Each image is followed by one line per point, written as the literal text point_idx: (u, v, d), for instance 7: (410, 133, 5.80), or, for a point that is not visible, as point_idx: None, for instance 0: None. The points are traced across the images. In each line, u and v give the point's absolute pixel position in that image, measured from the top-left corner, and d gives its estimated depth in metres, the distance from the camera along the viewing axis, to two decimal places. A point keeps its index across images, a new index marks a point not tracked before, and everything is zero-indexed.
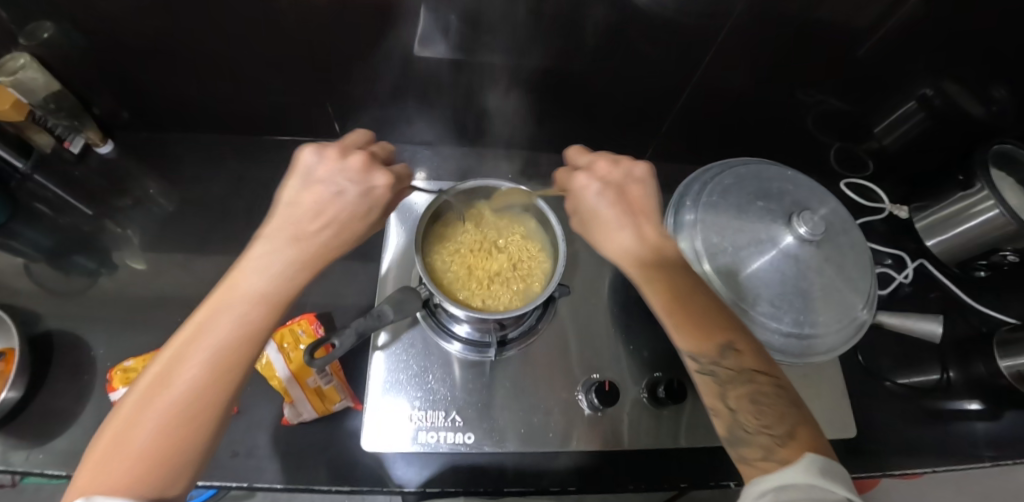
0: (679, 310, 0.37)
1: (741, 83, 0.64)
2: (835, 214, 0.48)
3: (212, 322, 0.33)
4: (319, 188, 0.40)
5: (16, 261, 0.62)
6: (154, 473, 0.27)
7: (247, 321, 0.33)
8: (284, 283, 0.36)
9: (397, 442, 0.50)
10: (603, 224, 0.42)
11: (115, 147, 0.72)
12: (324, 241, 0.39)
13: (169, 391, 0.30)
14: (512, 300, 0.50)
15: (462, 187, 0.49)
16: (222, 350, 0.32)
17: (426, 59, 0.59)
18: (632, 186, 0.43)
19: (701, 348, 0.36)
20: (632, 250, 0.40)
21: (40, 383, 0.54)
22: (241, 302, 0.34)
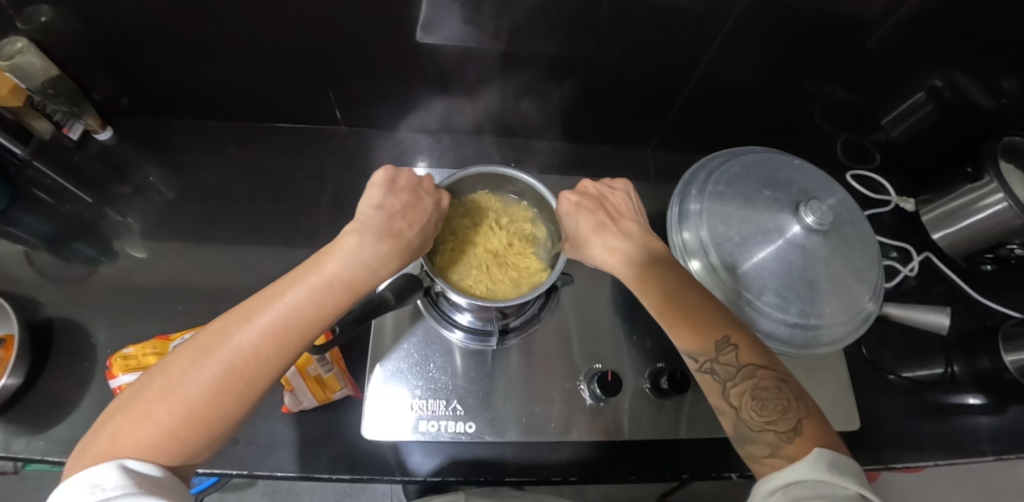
0: (673, 310, 0.38)
1: (748, 72, 0.63)
2: (842, 204, 0.47)
3: (285, 296, 0.35)
4: (403, 196, 0.43)
5: (16, 249, 0.62)
6: (191, 429, 0.30)
7: (319, 303, 0.35)
8: (362, 271, 0.38)
9: (397, 430, 0.50)
10: (592, 229, 0.45)
11: (115, 134, 0.72)
12: (409, 238, 0.42)
13: (230, 355, 0.32)
14: (511, 292, 0.49)
15: (476, 175, 0.49)
16: (287, 327, 0.34)
17: (429, 46, 0.58)
18: (612, 197, 0.49)
19: (700, 348, 0.37)
20: (619, 253, 0.43)
21: (40, 369, 0.54)
22: (319, 283, 0.36)
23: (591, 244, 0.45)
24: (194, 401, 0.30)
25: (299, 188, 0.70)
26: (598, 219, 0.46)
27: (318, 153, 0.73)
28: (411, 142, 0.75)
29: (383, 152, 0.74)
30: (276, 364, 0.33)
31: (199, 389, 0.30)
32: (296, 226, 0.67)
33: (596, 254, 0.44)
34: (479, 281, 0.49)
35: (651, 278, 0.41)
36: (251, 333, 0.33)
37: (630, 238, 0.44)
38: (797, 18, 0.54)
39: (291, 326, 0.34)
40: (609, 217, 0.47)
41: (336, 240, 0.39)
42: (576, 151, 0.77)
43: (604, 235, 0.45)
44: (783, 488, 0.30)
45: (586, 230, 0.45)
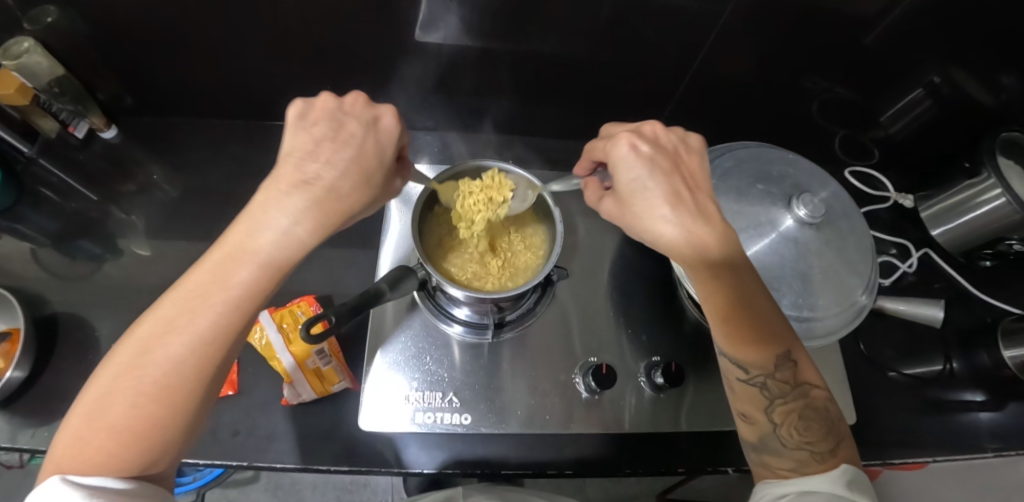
0: (736, 315, 0.36)
1: (745, 69, 0.63)
2: (836, 197, 0.47)
3: (203, 294, 0.32)
4: (323, 128, 0.38)
5: (23, 245, 0.63)
6: (134, 444, 0.28)
7: (239, 296, 0.32)
8: (283, 249, 0.34)
9: (395, 422, 0.50)
10: (669, 200, 0.38)
11: (119, 133, 0.73)
12: (331, 183, 0.36)
13: (152, 365, 0.30)
14: (493, 285, 0.50)
15: (473, 164, 0.50)
16: (210, 327, 0.31)
17: (427, 45, 0.59)
18: (689, 157, 0.41)
19: (758, 361, 0.36)
20: (693, 238, 0.37)
21: (45, 363, 0.55)
22: (237, 275, 0.32)
23: (657, 214, 0.38)
24: (123, 417, 0.28)
25: None
26: (673, 187, 0.38)
27: None
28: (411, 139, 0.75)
29: None
30: (205, 365, 0.31)
31: (126, 404, 0.29)
32: None
33: (663, 226, 0.37)
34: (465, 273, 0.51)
35: (724, 279, 0.37)
36: (173, 339, 0.30)
37: (709, 220, 0.37)
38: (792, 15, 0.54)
39: (217, 325, 0.31)
40: (688, 189, 0.39)
41: (244, 217, 0.35)
42: (574, 147, 0.78)
43: (681, 211, 0.37)
44: (796, 495, 0.32)
45: (662, 197, 0.38)
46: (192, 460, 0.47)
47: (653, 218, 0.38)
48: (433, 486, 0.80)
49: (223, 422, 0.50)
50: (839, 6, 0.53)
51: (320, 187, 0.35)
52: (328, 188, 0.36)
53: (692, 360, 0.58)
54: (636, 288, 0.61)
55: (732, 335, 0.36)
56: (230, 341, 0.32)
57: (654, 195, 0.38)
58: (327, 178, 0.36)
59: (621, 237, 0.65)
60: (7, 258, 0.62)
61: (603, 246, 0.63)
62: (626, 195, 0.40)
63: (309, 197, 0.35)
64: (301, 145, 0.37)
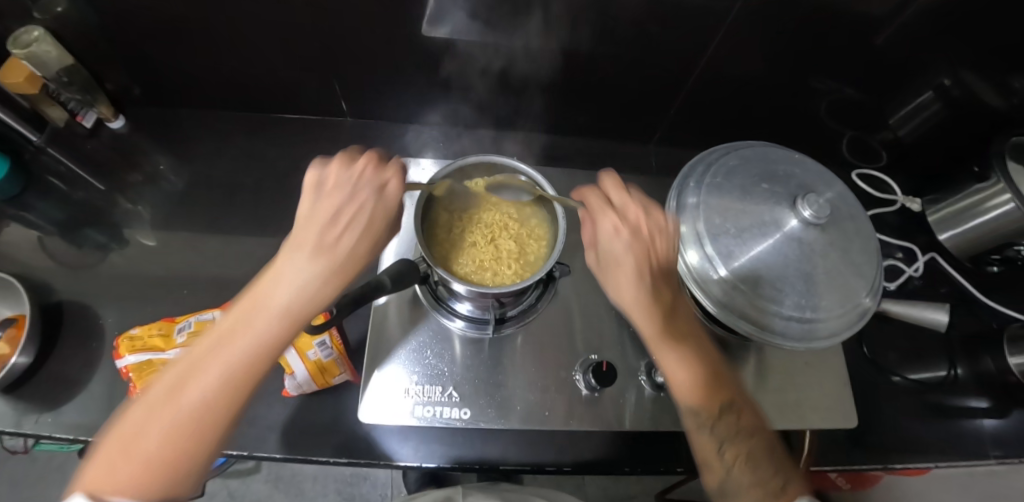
0: (687, 368, 0.39)
1: (752, 68, 0.63)
2: (842, 199, 0.46)
3: (229, 335, 0.33)
4: (344, 194, 0.38)
5: (31, 233, 0.64)
6: (158, 483, 0.28)
7: (266, 339, 0.33)
8: (306, 297, 0.35)
9: (394, 415, 0.50)
10: (635, 280, 0.39)
11: (126, 123, 0.73)
12: (350, 247, 0.37)
13: (177, 402, 0.30)
14: (510, 279, 0.50)
15: (466, 162, 0.49)
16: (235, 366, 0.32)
17: (434, 40, 0.59)
18: (660, 237, 0.41)
19: (709, 410, 0.38)
20: (653, 303, 0.39)
21: (49, 350, 0.55)
22: (266, 317, 0.33)
23: (613, 287, 0.41)
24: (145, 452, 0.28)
25: (303, 178, 0.71)
26: (641, 265, 0.40)
27: (325, 144, 0.74)
28: (416, 134, 0.76)
29: (389, 144, 0.75)
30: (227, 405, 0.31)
31: (152, 440, 0.29)
32: None
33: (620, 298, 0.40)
34: (466, 265, 0.51)
35: (674, 335, 0.40)
36: (202, 377, 0.31)
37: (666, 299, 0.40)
38: (801, 14, 0.54)
39: (246, 366, 0.32)
40: (657, 263, 0.41)
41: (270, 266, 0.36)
42: (579, 145, 0.78)
43: (643, 288, 0.39)
44: None
45: (621, 272, 0.40)
46: None
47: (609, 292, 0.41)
48: (433, 483, 0.80)
49: None
50: (849, 7, 0.52)
51: (339, 253, 0.36)
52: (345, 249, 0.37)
53: None
54: None
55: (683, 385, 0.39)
56: (251, 383, 0.32)
57: (619, 267, 0.40)
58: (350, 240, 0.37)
59: None
60: (14, 246, 0.62)
61: None
62: (599, 264, 0.42)
63: (332, 263, 0.36)
64: (326, 209, 0.37)
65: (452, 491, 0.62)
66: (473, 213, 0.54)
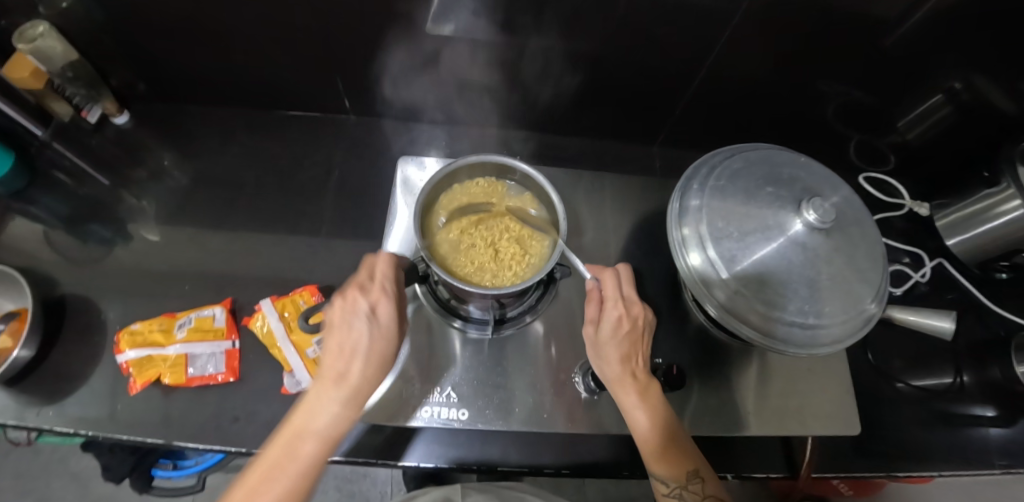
0: (657, 438, 0.43)
1: (759, 70, 0.62)
2: (848, 203, 0.46)
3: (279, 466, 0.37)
4: (352, 329, 0.42)
5: (36, 228, 0.64)
6: None
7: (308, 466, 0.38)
8: (335, 423, 0.39)
9: (391, 415, 0.50)
10: (620, 357, 0.45)
11: (131, 118, 0.73)
12: (359, 374, 0.41)
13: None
14: (511, 278, 0.50)
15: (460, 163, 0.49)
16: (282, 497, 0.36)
17: (438, 38, 0.58)
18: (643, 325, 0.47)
19: (672, 476, 0.43)
20: (630, 375, 0.45)
21: (52, 343, 0.56)
22: (306, 446, 0.38)
23: (596, 358, 0.46)
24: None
25: (305, 175, 0.71)
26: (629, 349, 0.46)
27: (328, 141, 0.74)
28: (419, 133, 0.76)
29: (392, 142, 0.75)
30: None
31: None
32: (303, 214, 0.68)
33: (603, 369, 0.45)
34: (464, 265, 0.50)
35: (649, 407, 0.44)
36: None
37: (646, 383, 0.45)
38: (811, 15, 0.53)
39: (292, 487, 0.37)
40: (638, 345, 0.47)
41: (306, 397, 0.41)
42: (583, 145, 0.78)
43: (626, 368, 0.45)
44: None
45: (608, 350, 0.45)
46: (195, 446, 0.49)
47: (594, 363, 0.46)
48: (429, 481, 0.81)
49: (225, 407, 0.52)
50: (861, 8, 0.52)
51: (350, 382, 0.40)
52: (361, 378, 0.41)
53: (694, 364, 0.57)
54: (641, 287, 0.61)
55: (654, 454, 0.43)
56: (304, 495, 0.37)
57: (607, 344, 0.45)
58: (362, 370, 0.41)
59: (627, 237, 0.64)
60: (20, 241, 0.63)
61: (608, 245, 0.63)
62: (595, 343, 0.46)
63: (346, 395, 0.40)
64: (339, 344, 0.41)
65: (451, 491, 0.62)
66: (472, 215, 0.53)
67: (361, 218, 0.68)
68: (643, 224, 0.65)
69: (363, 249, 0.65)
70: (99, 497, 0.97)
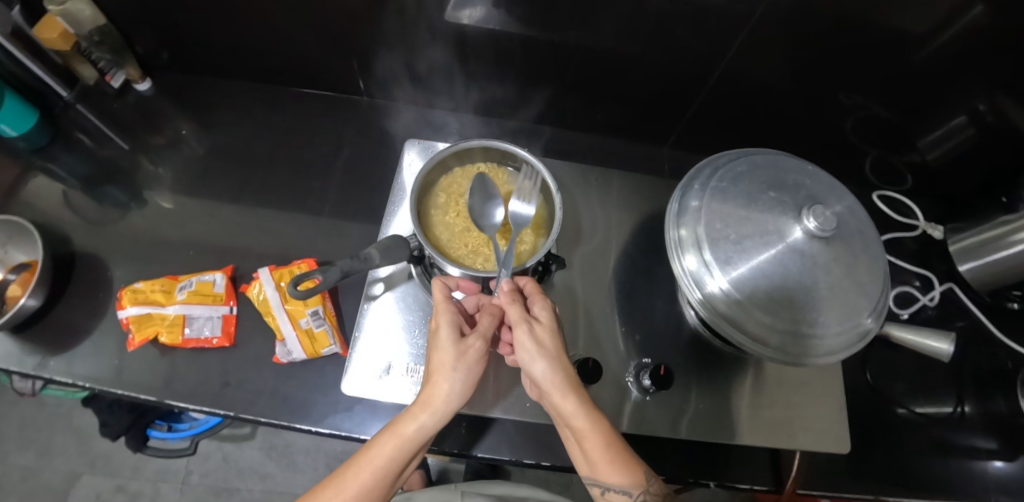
0: (615, 448, 0.40)
1: (776, 78, 0.61)
2: (851, 212, 0.44)
3: (366, 459, 0.39)
4: (441, 338, 0.42)
5: (56, 188, 0.66)
6: None
7: (394, 461, 0.39)
8: (420, 431, 0.39)
9: (376, 391, 0.51)
10: (552, 358, 0.42)
11: (152, 86, 0.75)
12: (445, 388, 0.40)
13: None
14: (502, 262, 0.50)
15: (461, 145, 0.51)
16: (367, 482, 0.38)
17: (456, 25, 0.59)
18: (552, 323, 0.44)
19: (636, 482, 0.39)
20: (564, 379, 0.41)
21: (59, 296, 0.58)
22: (392, 445, 0.39)
23: (542, 362, 0.41)
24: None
25: (316, 152, 0.72)
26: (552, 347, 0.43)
27: (340, 121, 0.75)
28: (431, 118, 0.76)
29: (404, 126, 0.75)
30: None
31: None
32: (311, 191, 0.69)
33: (551, 374, 0.41)
34: (458, 247, 0.51)
35: (587, 413, 0.41)
36: (344, 491, 0.37)
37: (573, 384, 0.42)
38: (836, 23, 0.52)
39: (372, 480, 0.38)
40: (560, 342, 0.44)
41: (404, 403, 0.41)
42: (594, 142, 0.77)
43: (557, 368, 0.41)
44: None
45: (552, 351, 0.42)
46: (187, 407, 0.51)
47: (538, 368, 0.41)
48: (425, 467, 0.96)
49: (219, 371, 0.53)
50: (888, 18, 0.50)
51: (437, 390, 0.40)
52: (439, 390, 0.40)
53: (686, 368, 0.56)
54: (639, 286, 0.61)
55: (610, 461, 0.40)
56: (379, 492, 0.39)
57: (550, 345, 0.42)
58: (443, 384, 0.40)
59: (628, 236, 0.64)
60: (42, 199, 0.65)
61: (608, 244, 0.63)
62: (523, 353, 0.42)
63: (427, 405, 0.40)
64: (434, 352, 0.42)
65: (450, 496, 0.63)
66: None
67: (366, 198, 0.69)
68: (646, 225, 0.65)
69: (365, 229, 0.66)
70: (99, 453, 1.00)
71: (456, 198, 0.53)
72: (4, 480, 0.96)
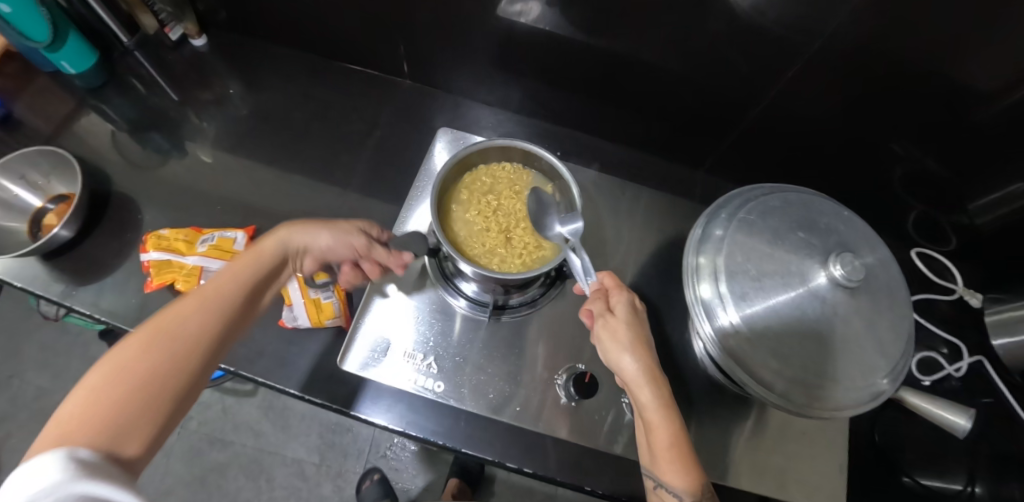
0: (681, 449, 0.39)
1: (826, 115, 0.59)
2: (883, 266, 0.42)
3: (165, 323, 0.35)
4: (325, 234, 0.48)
5: (105, 127, 0.70)
6: (137, 393, 0.31)
7: (208, 327, 0.36)
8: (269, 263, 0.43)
9: (372, 371, 0.51)
10: (632, 349, 0.42)
11: (208, 43, 0.77)
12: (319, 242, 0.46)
13: (163, 338, 0.34)
14: (517, 265, 0.52)
15: (488, 144, 0.52)
16: (178, 348, 0.34)
17: (506, 20, 0.59)
18: (641, 319, 0.45)
19: (692, 490, 0.37)
20: (645, 372, 0.41)
21: (91, 230, 0.60)
22: (197, 310, 0.36)
23: (622, 352, 0.42)
24: (104, 422, 0.29)
25: (351, 128, 0.73)
26: (639, 339, 0.43)
27: (379, 100, 0.75)
28: (468, 110, 0.76)
29: (440, 113, 0.76)
30: (172, 385, 0.33)
31: (101, 420, 0.29)
32: (340, 165, 0.70)
33: (631, 364, 0.41)
34: (475, 246, 0.53)
35: (664, 413, 0.40)
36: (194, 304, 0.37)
37: (654, 376, 0.41)
38: (898, 67, 0.49)
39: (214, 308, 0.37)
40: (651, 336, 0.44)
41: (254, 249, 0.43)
42: (626, 156, 0.76)
43: (639, 359, 0.42)
44: None
45: (630, 343, 0.42)
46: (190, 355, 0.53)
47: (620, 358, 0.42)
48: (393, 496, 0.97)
49: None
50: (957, 67, 0.47)
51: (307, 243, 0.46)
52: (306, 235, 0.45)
53: (684, 399, 0.55)
54: (649, 308, 0.59)
55: (670, 459, 0.38)
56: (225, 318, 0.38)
57: (627, 337, 0.43)
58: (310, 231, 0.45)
59: (646, 255, 0.63)
60: (92, 136, 0.69)
61: (625, 260, 0.62)
62: (608, 341, 0.43)
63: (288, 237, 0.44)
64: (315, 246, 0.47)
65: None
66: (493, 199, 0.55)
67: (392, 179, 0.69)
68: (667, 246, 0.64)
69: (387, 210, 0.67)
70: None
71: (478, 198, 0.55)
72: (19, 394, 1.02)
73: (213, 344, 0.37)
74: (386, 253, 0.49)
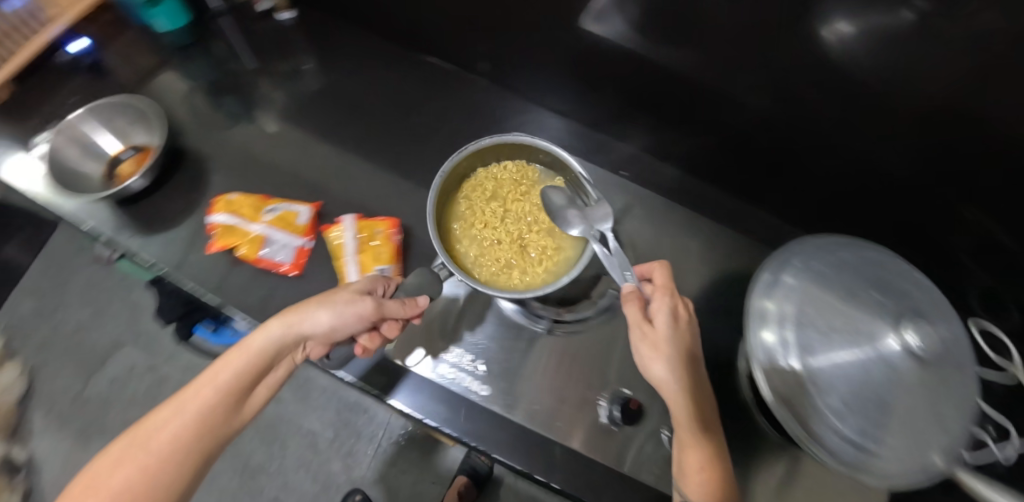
0: (712, 473, 0.38)
1: (900, 173, 0.57)
2: (955, 340, 0.40)
3: (147, 434, 0.35)
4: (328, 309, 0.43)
5: (187, 87, 0.72)
6: None
7: (186, 435, 0.36)
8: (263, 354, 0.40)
9: (424, 366, 0.55)
10: (671, 364, 0.40)
11: (294, 16, 0.78)
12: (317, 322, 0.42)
13: (142, 451, 0.35)
14: (542, 274, 0.56)
15: (480, 145, 0.54)
16: (155, 463, 0.34)
17: (592, 35, 0.59)
18: (683, 327, 0.43)
19: None
20: (682, 390, 0.40)
21: (163, 185, 0.63)
22: (178, 420, 0.36)
23: (658, 364, 0.40)
24: None
25: (419, 119, 0.74)
26: (680, 352, 0.41)
27: (450, 95, 0.76)
28: (535, 116, 0.77)
29: (508, 117, 0.76)
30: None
31: None
32: (405, 154, 0.71)
33: (666, 378, 0.40)
34: (492, 262, 0.57)
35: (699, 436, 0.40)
36: (182, 410, 0.37)
37: (689, 393, 0.40)
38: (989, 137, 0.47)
39: (199, 415, 0.37)
40: (693, 346, 0.43)
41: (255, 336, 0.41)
42: (686, 183, 0.75)
43: (675, 373, 0.40)
44: None
45: (671, 355, 0.40)
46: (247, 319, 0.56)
47: (655, 370, 0.40)
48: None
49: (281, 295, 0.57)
50: None
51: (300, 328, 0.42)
52: (303, 315, 0.41)
53: None
54: None
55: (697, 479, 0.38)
56: (212, 423, 0.37)
57: (667, 348, 0.41)
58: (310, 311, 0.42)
59: None
60: (174, 95, 0.72)
61: None
62: (646, 350, 0.41)
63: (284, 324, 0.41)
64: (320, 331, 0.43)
65: None
66: (497, 207, 0.59)
67: None
68: None
69: None
70: (144, 330, 1.07)
71: (481, 212, 0.59)
72: (61, 326, 1.07)
73: (194, 454, 0.36)
74: (400, 305, 0.45)
